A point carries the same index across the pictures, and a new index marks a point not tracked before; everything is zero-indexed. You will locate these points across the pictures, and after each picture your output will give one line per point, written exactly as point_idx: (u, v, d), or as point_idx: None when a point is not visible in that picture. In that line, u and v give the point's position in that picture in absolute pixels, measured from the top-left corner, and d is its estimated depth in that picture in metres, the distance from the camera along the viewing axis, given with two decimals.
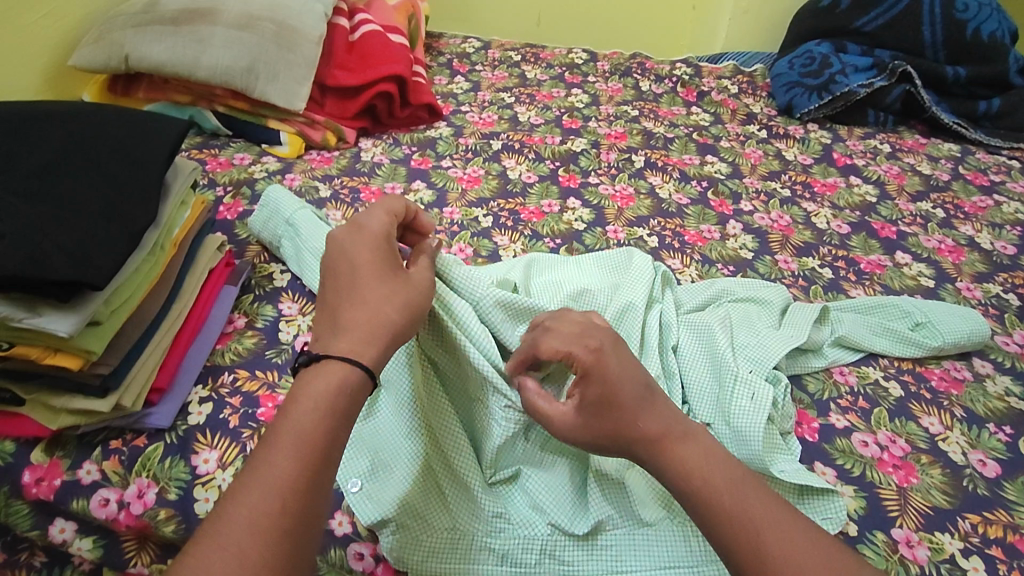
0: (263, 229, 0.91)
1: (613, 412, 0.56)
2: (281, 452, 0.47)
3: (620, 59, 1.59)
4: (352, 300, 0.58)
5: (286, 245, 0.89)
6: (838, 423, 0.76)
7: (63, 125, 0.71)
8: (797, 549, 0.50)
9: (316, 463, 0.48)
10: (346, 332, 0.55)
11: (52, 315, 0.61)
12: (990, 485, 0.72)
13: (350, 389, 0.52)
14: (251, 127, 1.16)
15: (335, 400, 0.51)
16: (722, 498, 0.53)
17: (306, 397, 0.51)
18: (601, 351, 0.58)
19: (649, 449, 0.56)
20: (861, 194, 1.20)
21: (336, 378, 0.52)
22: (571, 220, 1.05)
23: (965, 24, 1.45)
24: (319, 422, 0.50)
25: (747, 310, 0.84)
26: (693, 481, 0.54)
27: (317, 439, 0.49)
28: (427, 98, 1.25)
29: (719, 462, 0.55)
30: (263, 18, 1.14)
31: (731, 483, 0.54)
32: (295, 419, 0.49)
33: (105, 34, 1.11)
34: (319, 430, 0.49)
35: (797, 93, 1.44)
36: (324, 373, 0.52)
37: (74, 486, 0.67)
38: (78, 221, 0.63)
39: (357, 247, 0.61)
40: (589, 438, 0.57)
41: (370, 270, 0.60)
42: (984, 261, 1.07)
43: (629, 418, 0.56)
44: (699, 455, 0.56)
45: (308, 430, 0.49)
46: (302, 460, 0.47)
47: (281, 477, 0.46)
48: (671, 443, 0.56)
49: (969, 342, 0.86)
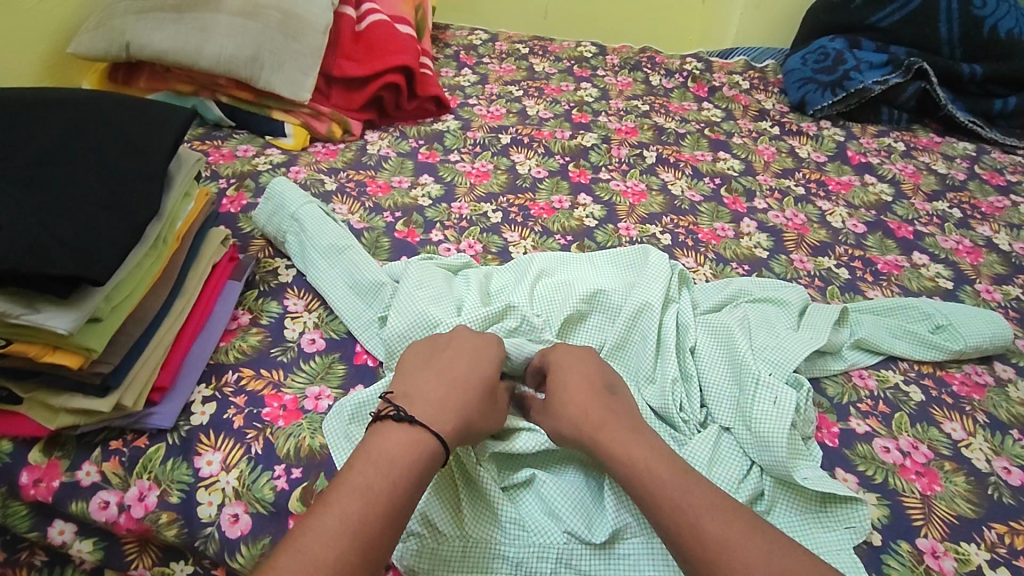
0: (267, 223, 0.88)
1: (563, 393, 0.64)
2: (371, 505, 0.50)
3: (630, 53, 1.56)
4: (454, 387, 0.61)
5: (292, 241, 0.86)
6: (858, 428, 0.74)
7: (63, 113, 0.69)
8: (739, 540, 0.51)
9: (395, 522, 0.51)
10: (437, 411, 0.58)
11: (50, 311, 0.58)
12: (1016, 494, 0.70)
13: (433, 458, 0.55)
14: (256, 118, 1.13)
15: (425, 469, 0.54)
16: (662, 492, 0.55)
17: (398, 457, 0.54)
18: (570, 351, 0.69)
19: (594, 441, 0.60)
20: (876, 192, 1.18)
21: (425, 448, 0.55)
22: (582, 216, 1.03)
23: (982, 22, 1.43)
24: (407, 486, 0.52)
25: (765, 311, 0.82)
26: (637, 472, 0.57)
27: (402, 499, 0.52)
28: (434, 90, 1.22)
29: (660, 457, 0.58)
30: (268, 6, 1.11)
31: (674, 477, 0.56)
32: (388, 477, 0.52)
33: (106, 21, 1.08)
34: (403, 491, 0.52)
35: (810, 90, 1.41)
36: (421, 439, 0.56)
37: (73, 487, 0.64)
38: (78, 213, 0.61)
39: (476, 347, 0.66)
40: (552, 423, 0.64)
41: (486, 378, 0.64)
42: (1002, 263, 1.04)
43: (578, 399, 0.63)
44: (644, 450, 0.59)
45: (397, 487, 0.52)
46: (386, 517, 0.50)
47: (368, 528, 0.49)
48: (614, 436, 0.60)
49: (991, 346, 0.84)
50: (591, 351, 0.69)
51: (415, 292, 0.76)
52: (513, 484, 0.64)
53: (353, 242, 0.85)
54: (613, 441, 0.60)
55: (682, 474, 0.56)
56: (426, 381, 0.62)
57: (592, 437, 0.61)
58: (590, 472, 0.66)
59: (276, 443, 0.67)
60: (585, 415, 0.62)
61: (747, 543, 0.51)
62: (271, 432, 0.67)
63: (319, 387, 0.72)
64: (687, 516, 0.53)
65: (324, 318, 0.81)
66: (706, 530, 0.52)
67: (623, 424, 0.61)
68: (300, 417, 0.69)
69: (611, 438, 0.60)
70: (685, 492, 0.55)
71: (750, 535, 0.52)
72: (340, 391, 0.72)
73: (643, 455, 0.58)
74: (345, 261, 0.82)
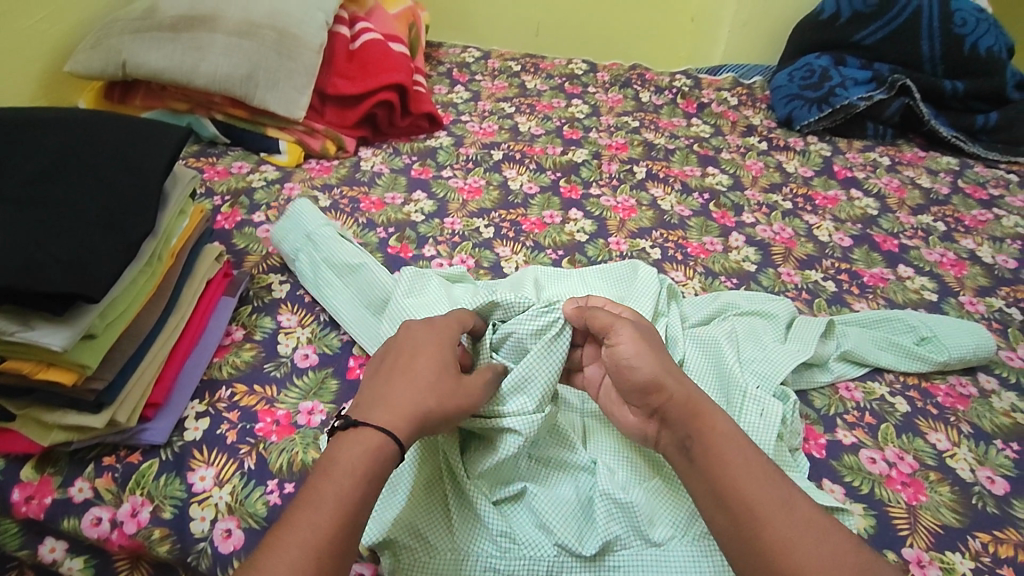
0: (283, 241, 0.89)
1: (662, 352, 0.65)
2: (320, 516, 0.50)
3: (620, 70, 1.59)
4: (406, 376, 0.60)
5: (304, 261, 0.87)
6: (845, 439, 0.75)
7: (61, 132, 0.70)
8: (807, 546, 0.51)
9: (350, 525, 0.51)
10: (392, 405, 0.58)
11: (46, 329, 0.59)
12: (999, 503, 0.71)
13: (384, 454, 0.55)
14: (250, 135, 1.15)
15: (376, 470, 0.54)
16: (741, 481, 0.55)
17: (346, 461, 0.53)
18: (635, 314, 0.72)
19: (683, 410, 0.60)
20: (862, 207, 1.20)
21: (372, 446, 0.55)
22: (573, 231, 1.04)
23: (963, 39, 1.46)
24: (356, 491, 0.52)
25: (753, 323, 0.84)
26: (727, 448, 0.57)
27: (353, 503, 0.51)
28: (427, 107, 1.24)
29: (751, 450, 0.57)
30: (264, 25, 1.13)
31: (758, 471, 0.56)
32: (336, 482, 0.52)
33: (103, 40, 1.09)
34: (355, 492, 0.52)
35: (796, 106, 1.44)
36: (371, 438, 0.55)
37: (65, 504, 0.64)
38: (74, 231, 0.62)
39: (427, 336, 0.65)
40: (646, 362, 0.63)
41: (435, 361, 0.62)
42: (985, 275, 1.06)
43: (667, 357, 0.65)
44: (733, 430, 0.59)
45: (348, 496, 0.51)
46: (339, 521, 0.50)
47: (319, 537, 0.49)
48: (710, 415, 0.60)
49: (975, 357, 0.85)
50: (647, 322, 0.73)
51: (405, 300, 0.77)
52: (502, 497, 0.65)
53: (364, 262, 0.84)
54: (712, 420, 0.59)
55: (768, 472, 0.56)
56: (376, 382, 0.61)
57: (692, 409, 0.60)
58: (580, 484, 0.67)
59: (269, 458, 0.67)
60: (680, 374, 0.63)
61: (822, 541, 0.52)
62: (264, 447, 0.68)
63: (311, 402, 0.73)
64: (760, 510, 0.53)
65: (317, 333, 0.81)
66: (775, 529, 0.52)
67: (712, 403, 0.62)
68: (292, 432, 0.70)
69: (708, 416, 0.60)
70: (765, 487, 0.55)
71: (826, 535, 0.52)
72: (333, 406, 0.73)
73: (734, 444, 0.58)
74: (361, 280, 0.82)
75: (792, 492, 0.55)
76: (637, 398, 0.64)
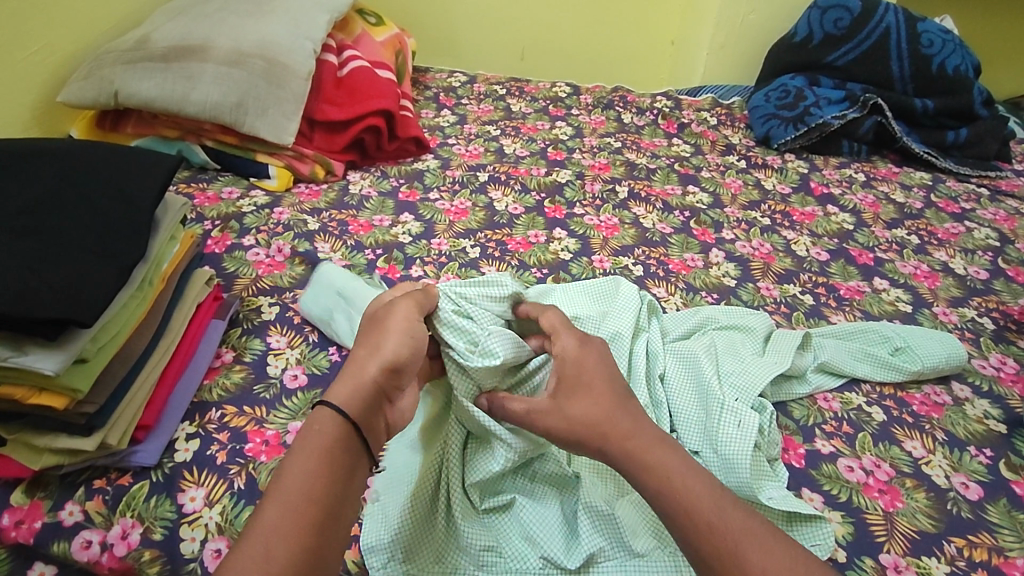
0: (315, 307, 0.85)
1: (584, 393, 0.60)
2: (265, 504, 0.50)
3: (602, 93, 1.63)
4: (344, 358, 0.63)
5: (340, 320, 0.83)
6: (824, 449, 0.77)
7: (54, 163, 0.71)
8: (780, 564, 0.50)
9: (296, 502, 0.50)
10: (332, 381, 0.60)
11: (39, 354, 0.60)
12: (974, 508, 0.73)
13: (320, 426, 0.56)
14: (239, 160, 1.17)
15: (312, 442, 0.54)
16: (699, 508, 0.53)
17: (294, 444, 0.55)
18: (587, 345, 0.66)
19: (623, 451, 0.57)
20: (838, 222, 1.24)
21: (308, 423, 0.56)
22: (558, 250, 1.07)
23: (930, 60, 1.51)
24: (298, 466, 0.53)
25: (732, 337, 0.86)
26: (673, 487, 0.54)
27: (293, 481, 0.52)
28: (414, 131, 1.27)
29: (705, 486, 0.54)
30: (253, 55, 1.16)
31: (709, 494, 0.54)
32: (280, 468, 0.53)
33: (95, 70, 1.12)
34: (296, 470, 0.52)
35: (774, 124, 1.48)
36: (309, 418, 0.57)
37: (55, 528, 0.65)
38: (68, 260, 0.63)
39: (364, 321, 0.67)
40: (559, 423, 0.59)
41: (365, 334, 0.64)
42: (958, 286, 1.10)
43: (595, 404, 0.60)
44: (676, 463, 0.56)
45: (289, 475, 0.52)
46: (284, 502, 0.50)
47: (265, 522, 0.49)
48: (645, 448, 0.57)
49: (947, 367, 0.88)
50: (605, 348, 0.66)
51: None
52: (489, 509, 0.66)
53: None
54: (647, 449, 0.57)
55: (716, 489, 0.55)
56: None
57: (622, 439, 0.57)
58: (565, 496, 0.68)
59: (258, 477, 0.68)
60: (612, 426, 0.58)
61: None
62: (254, 467, 0.69)
63: (301, 422, 0.74)
64: (726, 535, 0.51)
65: (306, 354, 0.83)
66: (750, 556, 0.50)
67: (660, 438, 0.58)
68: (281, 452, 0.71)
69: (646, 454, 0.56)
70: (722, 512, 0.53)
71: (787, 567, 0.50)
72: None
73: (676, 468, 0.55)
74: None
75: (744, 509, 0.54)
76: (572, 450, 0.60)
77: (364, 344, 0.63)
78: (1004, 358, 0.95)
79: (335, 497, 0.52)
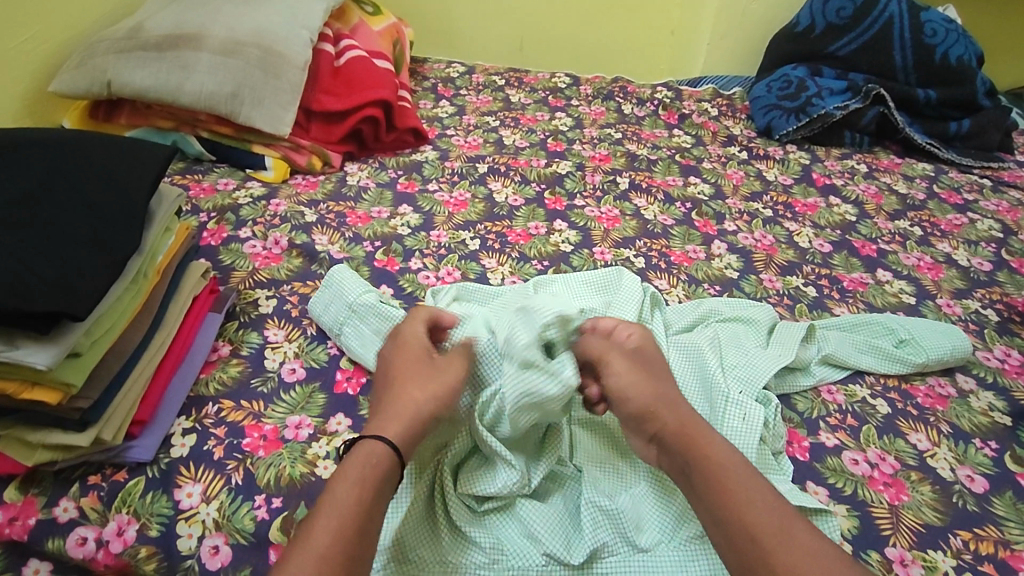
0: (323, 315, 0.83)
1: (655, 372, 0.67)
2: (319, 525, 0.53)
3: (602, 83, 1.62)
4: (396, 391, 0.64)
5: (349, 332, 0.81)
6: (828, 441, 0.77)
7: (45, 152, 0.70)
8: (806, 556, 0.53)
9: (348, 528, 0.53)
10: (387, 415, 0.62)
11: (31, 347, 0.59)
12: (980, 501, 0.72)
13: (372, 458, 0.58)
14: (236, 152, 1.16)
15: (365, 473, 0.57)
16: (741, 506, 0.56)
17: (350, 468, 0.57)
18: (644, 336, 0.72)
19: (677, 429, 0.62)
20: (841, 213, 1.23)
21: (361, 452, 0.58)
22: (558, 242, 1.06)
23: (934, 49, 1.49)
24: (354, 494, 0.55)
25: (734, 330, 0.85)
26: (716, 469, 0.59)
27: (346, 509, 0.54)
28: (412, 122, 1.26)
29: (749, 474, 0.59)
30: (248, 44, 1.14)
31: (745, 481, 0.58)
32: (335, 491, 0.55)
33: (87, 60, 1.10)
34: (350, 498, 0.55)
35: (775, 115, 1.47)
36: (358, 447, 0.59)
37: (49, 525, 0.64)
38: (62, 252, 0.62)
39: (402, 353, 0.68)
40: (639, 393, 0.65)
41: (417, 373, 0.66)
42: (962, 277, 1.09)
43: (660, 383, 0.66)
44: (723, 448, 0.61)
45: (343, 503, 0.54)
46: (338, 528, 0.53)
47: (320, 545, 0.51)
48: (698, 433, 0.62)
49: (952, 359, 0.87)
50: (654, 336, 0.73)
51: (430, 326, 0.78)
52: (488, 509, 0.65)
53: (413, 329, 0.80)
54: (708, 448, 0.61)
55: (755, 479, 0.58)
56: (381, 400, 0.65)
57: (687, 437, 0.62)
58: (565, 493, 0.68)
59: (256, 473, 0.67)
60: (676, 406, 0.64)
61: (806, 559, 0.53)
62: (251, 462, 0.68)
63: (299, 416, 0.73)
64: (762, 519, 0.55)
65: (304, 347, 0.82)
66: (773, 543, 0.53)
67: (709, 428, 0.63)
68: (279, 447, 0.70)
69: (697, 438, 0.61)
70: (760, 498, 0.57)
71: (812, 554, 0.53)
72: (320, 419, 0.73)
73: (732, 470, 0.59)
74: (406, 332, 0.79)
75: (791, 513, 0.56)
76: (633, 425, 0.65)
77: (416, 384, 0.64)
78: (1009, 350, 0.94)
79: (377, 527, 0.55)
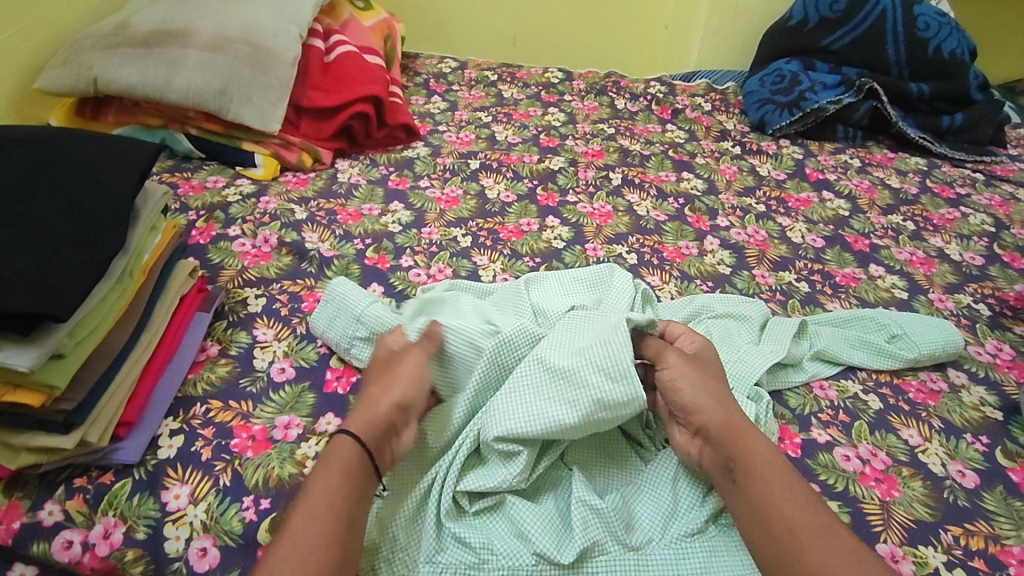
0: (328, 330, 0.80)
1: (710, 371, 0.69)
2: (294, 517, 0.55)
3: (595, 78, 1.61)
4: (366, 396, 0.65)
5: (362, 345, 0.78)
6: (820, 438, 0.77)
7: (27, 151, 0.69)
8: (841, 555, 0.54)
9: (323, 516, 0.55)
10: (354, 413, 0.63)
11: (12, 349, 0.58)
12: (970, 496, 0.72)
13: (339, 449, 0.60)
14: (225, 149, 1.15)
15: (333, 462, 0.59)
16: (778, 504, 0.58)
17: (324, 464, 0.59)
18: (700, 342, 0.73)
19: (722, 425, 0.64)
20: (834, 208, 1.23)
21: (329, 446, 0.61)
22: (550, 238, 1.05)
23: (927, 43, 1.49)
24: (325, 484, 0.57)
25: (726, 326, 0.85)
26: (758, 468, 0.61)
27: (319, 499, 0.56)
28: (403, 119, 1.25)
29: (790, 475, 0.61)
30: (237, 40, 1.12)
31: (783, 480, 0.60)
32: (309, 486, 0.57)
33: (73, 57, 1.08)
34: (323, 486, 0.57)
35: (768, 110, 1.47)
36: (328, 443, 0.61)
37: (34, 528, 0.63)
38: (43, 250, 0.61)
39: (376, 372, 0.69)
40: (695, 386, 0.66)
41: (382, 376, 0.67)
42: (954, 272, 1.09)
43: (712, 380, 0.68)
44: (765, 449, 0.63)
45: (317, 493, 0.56)
46: (314, 516, 0.55)
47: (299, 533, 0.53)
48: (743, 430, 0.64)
49: (944, 353, 0.87)
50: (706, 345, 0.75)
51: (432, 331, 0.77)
52: (477, 509, 0.65)
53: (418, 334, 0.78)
54: (753, 446, 0.62)
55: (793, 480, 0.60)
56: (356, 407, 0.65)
57: (734, 433, 0.63)
58: (557, 492, 0.67)
59: (244, 474, 0.67)
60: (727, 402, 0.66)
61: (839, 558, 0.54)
62: (240, 462, 0.67)
63: (288, 416, 0.73)
64: (800, 517, 0.57)
65: (294, 346, 0.81)
66: (807, 542, 0.55)
67: (754, 429, 0.65)
68: (268, 447, 0.69)
69: (742, 437, 0.63)
70: (799, 499, 0.58)
71: (846, 552, 0.55)
72: (309, 419, 0.73)
73: (773, 470, 0.61)
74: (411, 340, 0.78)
75: (828, 516, 0.58)
76: (681, 417, 0.67)
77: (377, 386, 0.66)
78: (1000, 345, 0.94)
79: (354, 514, 0.57)
